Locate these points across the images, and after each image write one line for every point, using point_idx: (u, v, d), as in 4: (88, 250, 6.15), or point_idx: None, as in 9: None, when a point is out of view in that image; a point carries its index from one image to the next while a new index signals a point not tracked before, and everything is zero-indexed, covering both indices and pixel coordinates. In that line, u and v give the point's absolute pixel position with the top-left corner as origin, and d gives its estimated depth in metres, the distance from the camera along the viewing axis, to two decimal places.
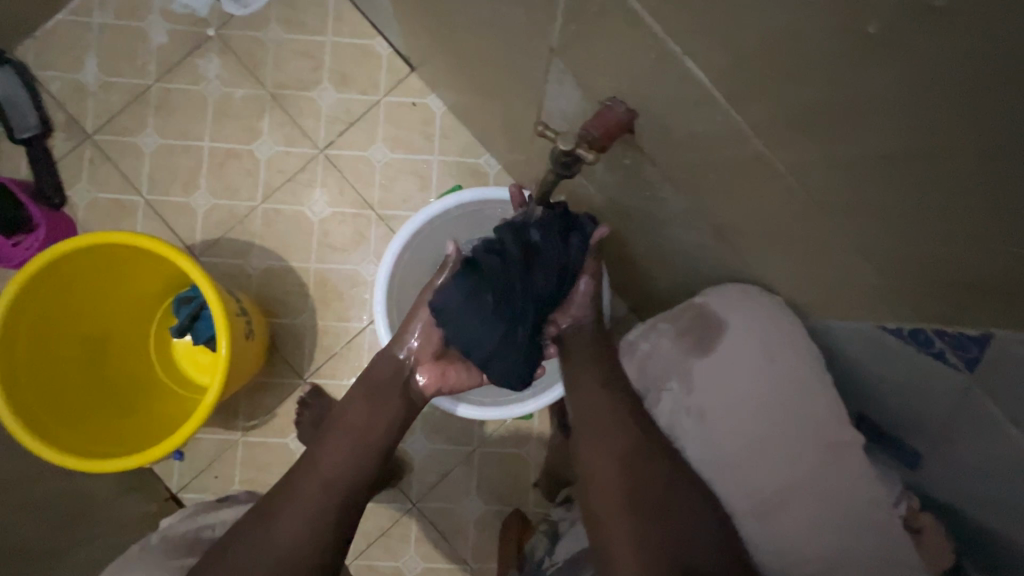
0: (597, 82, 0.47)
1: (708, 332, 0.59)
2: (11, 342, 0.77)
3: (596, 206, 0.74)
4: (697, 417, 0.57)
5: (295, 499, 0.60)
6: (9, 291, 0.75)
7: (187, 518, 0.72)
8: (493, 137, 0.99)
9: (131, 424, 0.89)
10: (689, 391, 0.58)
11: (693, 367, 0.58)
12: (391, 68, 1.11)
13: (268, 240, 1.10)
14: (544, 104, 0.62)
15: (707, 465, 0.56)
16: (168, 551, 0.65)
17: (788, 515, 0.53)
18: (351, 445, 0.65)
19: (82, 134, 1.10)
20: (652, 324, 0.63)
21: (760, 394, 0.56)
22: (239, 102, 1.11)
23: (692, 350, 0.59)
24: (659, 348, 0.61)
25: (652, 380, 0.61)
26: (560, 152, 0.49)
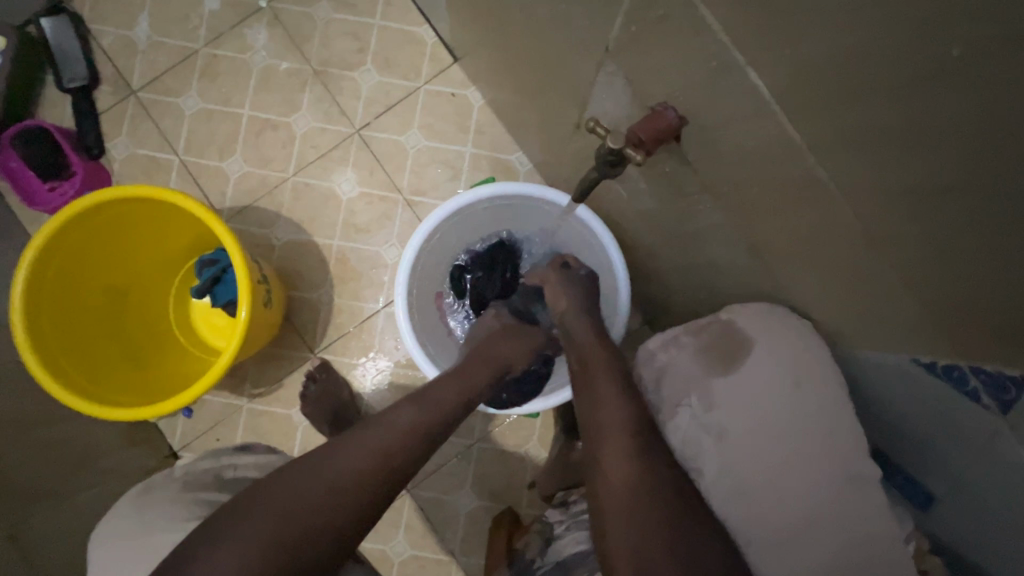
0: (651, 85, 0.47)
1: (731, 352, 0.58)
2: (43, 274, 0.79)
3: (628, 212, 0.74)
4: (716, 435, 0.56)
5: (325, 488, 0.56)
6: (51, 225, 0.77)
7: (211, 455, 0.75)
8: (528, 136, 0.99)
9: (140, 376, 0.89)
10: (709, 408, 0.56)
11: (712, 384, 0.57)
12: (435, 57, 1.12)
13: (295, 213, 1.11)
14: (590, 106, 0.62)
15: (722, 485, 0.54)
16: (188, 486, 0.69)
17: (803, 539, 0.51)
18: (368, 464, 0.58)
19: (127, 89, 1.12)
20: (674, 337, 0.61)
21: (784, 420, 0.54)
22: (283, 74, 1.12)
23: (713, 366, 0.58)
24: (677, 362, 0.60)
25: (670, 395, 0.59)
26: (608, 150, 0.51)
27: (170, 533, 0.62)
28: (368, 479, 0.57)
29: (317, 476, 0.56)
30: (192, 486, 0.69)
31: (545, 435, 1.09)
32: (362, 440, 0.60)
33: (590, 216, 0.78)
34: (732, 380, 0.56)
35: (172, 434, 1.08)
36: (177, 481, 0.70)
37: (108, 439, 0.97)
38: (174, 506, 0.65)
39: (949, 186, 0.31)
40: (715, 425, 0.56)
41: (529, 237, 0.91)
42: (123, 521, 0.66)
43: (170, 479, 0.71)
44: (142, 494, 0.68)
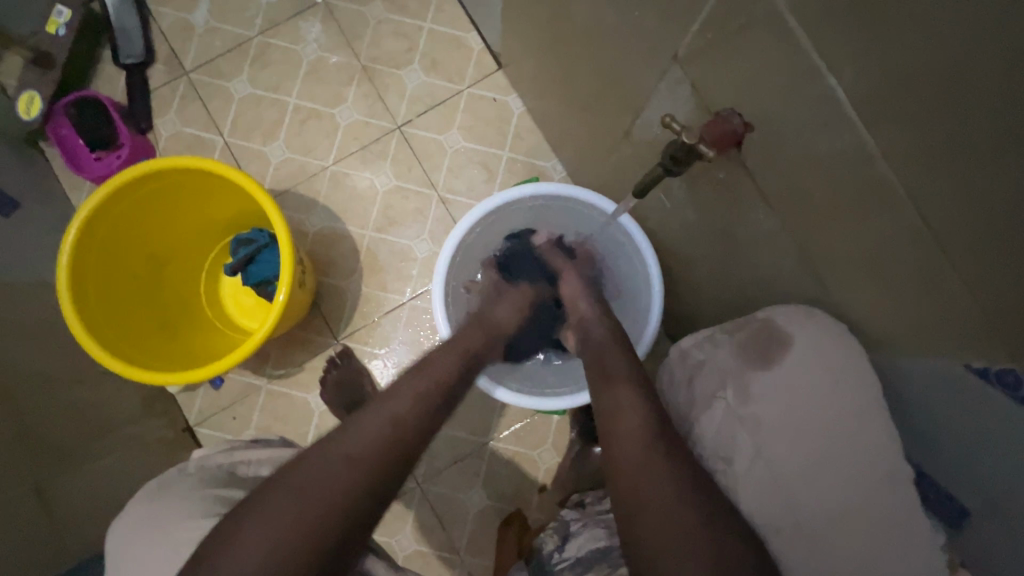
0: (718, 91, 0.50)
1: (771, 348, 0.54)
2: (87, 250, 0.81)
3: (669, 220, 0.76)
4: (751, 428, 0.53)
5: (328, 471, 0.56)
6: (100, 193, 0.79)
7: (228, 449, 0.71)
8: (567, 144, 1.02)
9: (169, 347, 0.90)
10: (746, 401, 0.53)
11: (750, 378, 0.54)
12: (480, 63, 1.16)
13: (332, 201, 1.13)
14: (647, 112, 0.64)
15: (754, 478, 0.52)
16: (202, 482, 0.65)
17: (837, 539, 0.49)
18: (374, 456, 0.57)
19: (180, 69, 1.15)
20: (711, 336, 0.59)
21: (824, 420, 0.51)
22: (332, 67, 1.16)
23: (752, 360, 0.55)
24: (715, 357, 0.57)
25: (704, 388, 0.56)
26: (681, 144, 0.52)
27: (189, 531, 0.59)
28: (374, 471, 0.57)
29: (327, 460, 0.56)
30: (208, 481, 0.65)
31: (559, 440, 1.10)
32: (362, 431, 0.59)
33: (633, 227, 0.80)
34: (771, 375, 0.53)
35: (189, 409, 1.09)
36: (192, 477, 0.66)
37: (129, 407, 0.98)
38: (186, 504, 0.62)
39: (1020, 194, 0.31)
40: (751, 418, 0.53)
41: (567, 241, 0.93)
42: (137, 514, 0.62)
43: (186, 472, 0.67)
44: (153, 492, 0.64)
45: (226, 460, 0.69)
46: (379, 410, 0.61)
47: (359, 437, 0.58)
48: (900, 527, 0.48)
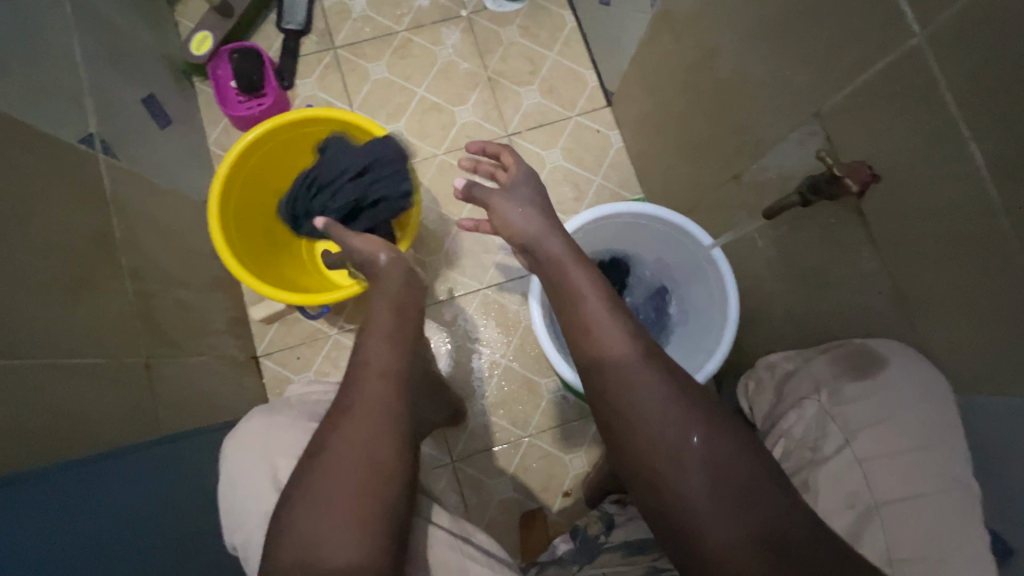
0: (853, 141, 0.59)
1: (865, 364, 0.58)
2: (235, 176, 0.90)
3: (758, 257, 0.85)
4: (841, 425, 0.56)
5: (354, 423, 0.59)
6: (247, 138, 0.88)
7: (322, 391, 0.85)
8: (661, 182, 1.13)
9: (277, 276, 0.98)
10: (838, 402, 0.57)
11: (843, 385, 0.58)
12: (592, 97, 1.29)
13: (434, 185, 1.24)
14: (770, 156, 0.74)
15: (840, 462, 0.55)
16: (301, 412, 0.78)
17: (907, 523, 0.50)
18: (376, 405, 0.61)
19: (330, 44, 1.30)
20: (805, 354, 0.65)
21: (908, 426, 0.53)
22: (461, 72, 1.30)
23: (847, 371, 0.59)
24: (810, 367, 0.62)
25: (795, 392, 0.62)
26: (827, 174, 0.61)
27: (293, 446, 0.72)
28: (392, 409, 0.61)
29: (349, 415, 0.60)
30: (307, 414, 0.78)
31: (592, 450, 1.15)
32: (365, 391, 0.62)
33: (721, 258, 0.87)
34: (865, 383, 0.57)
35: (259, 339, 1.16)
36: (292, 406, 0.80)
37: (217, 320, 1.05)
38: (287, 425, 0.75)
39: None
40: (840, 416, 0.56)
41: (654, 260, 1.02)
42: (245, 427, 0.75)
43: (288, 403, 0.81)
44: (261, 411, 0.78)
45: (321, 398, 0.83)
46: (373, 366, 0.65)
47: (363, 389, 0.62)
48: (964, 530, 0.48)
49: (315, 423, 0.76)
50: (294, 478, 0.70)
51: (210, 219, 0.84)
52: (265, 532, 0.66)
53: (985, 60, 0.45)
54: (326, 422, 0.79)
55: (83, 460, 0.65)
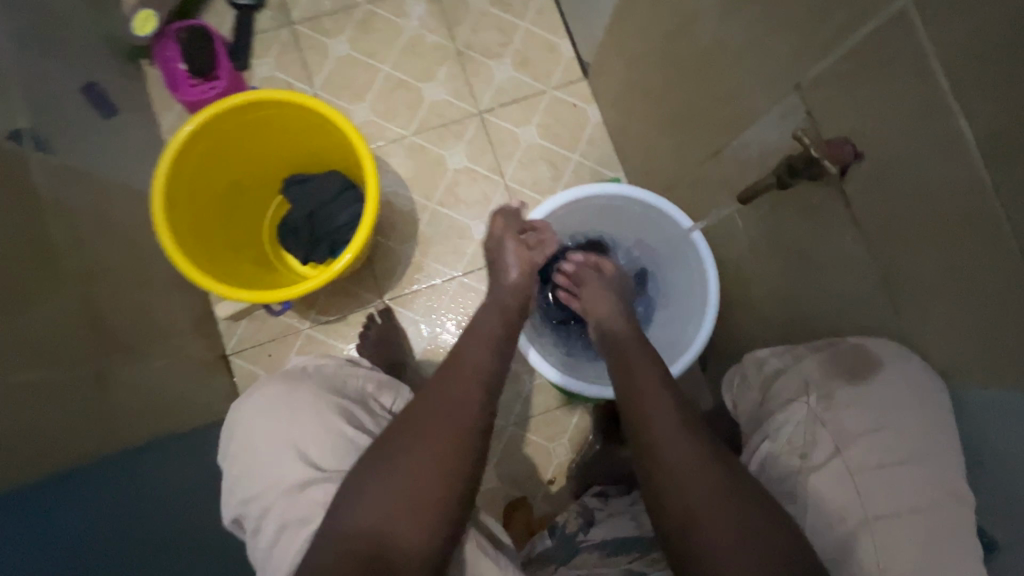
0: (838, 116, 0.54)
1: (859, 366, 0.55)
2: (181, 169, 0.84)
3: (739, 240, 0.80)
4: (833, 431, 0.52)
5: (439, 417, 0.63)
6: (199, 117, 0.81)
7: (341, 362, 0.77)
8: (641, 159, 1.07)
9: (238, 273, 0.93)
10: (830, 406, 0.53)
11: (836, 387, 0.55)
12: (567, 69, 1.22)
13: (404, 168, 1.18)
14: (749, 133, 0.69)
15: (832, 472, 0.51)
16: (323, 383, 0.72)
17: (902, 539, 0.47)
18: (461, 401, 0.65)
19: (286, 19, 1.21)
20: (793, 351, 0.62)
21: (906, 434, 0.50)
22: (428, 45, 1.22)
23: (840, 373, 0.56)
24: (801, 366, 0.59)
25: (783, 394, 0.58)
26: (805, 156, 0.56)
27: (320, 424, 0.67)
28: (462, 419, 0.64)
29: (435, 408, 0.64)
30: (327, 386, 0.71)
31: (577, 437, 1.13)
32: (452, 386, 0.66)
33: (702, 244, 0.83)
34: (859, 387, 0.54)
35: (228, 337, 1.11)
36: (314, 376, 0.72)
37: (181, 320, 1.01)
38: (314, 396, 0.69)
39: None
40: (833, 420, 0.53)
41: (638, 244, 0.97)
42: (263, 401, 0.68)
43: (306, 371, 0.74)
44: (287, 377, 0.71)
45: (339, 368, 0.76)
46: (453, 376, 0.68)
47: (440, 397, 0.65)
48: (955, 545, 0.47)
49: (340, 398, 0.70)
50: (325, 458, 0.65)
51: (154, 205, 0.79)
52: (294, 507, 0.62)
53: (979, 24, 0.39)
54: (349, 395, 0.73)
55: (27, 484, 0.61)
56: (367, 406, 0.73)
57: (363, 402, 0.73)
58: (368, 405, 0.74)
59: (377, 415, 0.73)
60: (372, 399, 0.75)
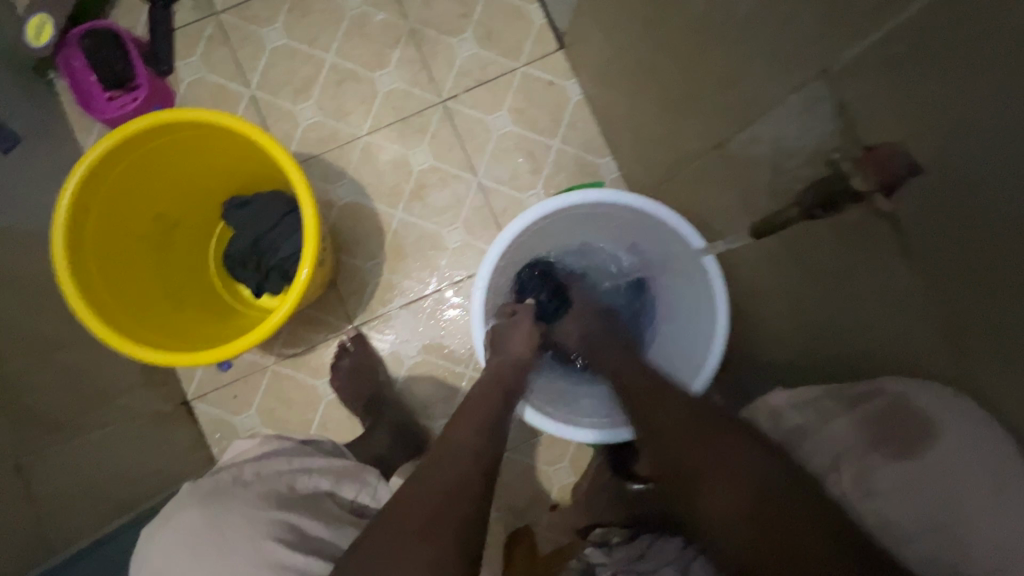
0: (884, 118, 0.41)
1: (904, 438, 0.48)
2: (85, 211, 0.71)
3: (750, 248, 0.67)
4: (873, 523, 0.49)
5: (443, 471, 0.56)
6: (106, 144, 0.68)
7: (287, 457, 0.67)
8: (630, 144, 0.92)
9: (178, 320, 0.82)
10: (868, 494, 0.49)
11: (873, 464, 0.49)
12: (539, 39, 1.04)
13: (362, 174, 1.04)
14: (760, 126, 0.54)
15: None
16: (262, 498, 0.59)
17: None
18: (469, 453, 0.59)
19: (210, 8, 1.04)
20: (821, 406, 0.55)
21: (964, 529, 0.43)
22: (376, 25, 1.05)
23: (877, 443, 0.49)
24: (831, 431, 0.53)
25: (814, 464, 0.53)
26: (847, 190, 0.45)
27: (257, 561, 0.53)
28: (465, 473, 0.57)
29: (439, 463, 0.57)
30: (267, 498, 0.59)
31: (578, 458, 1.03)
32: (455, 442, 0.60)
33: (711, 265, 0.71)
34: (903, 465, 0.48)
35: (188, 381, 1.01)
36: (250, 486, 0.61)
37: (127, 376, 0.90)
38: (247, 521, 0.55)
39: None
40: (874, 514, 0.48)
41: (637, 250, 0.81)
42: (184, 526, 0.55)
43: (241, 480, 0.62)
44: (218, 491, 0.59)
45: (288, 469, 0.65)
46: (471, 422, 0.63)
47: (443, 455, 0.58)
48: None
49: (284, 515, 0.58)
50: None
51: (53, 244, 0.67)
52: None
53: None
54: (299, 502, 0.61)
55: None
56: (320, 509, 0.62)
57: (316, 507, 0.62)
58: (324, 509, 0.62)
59: (335, 519, 0.62)
60: (328, 497, 0.65)
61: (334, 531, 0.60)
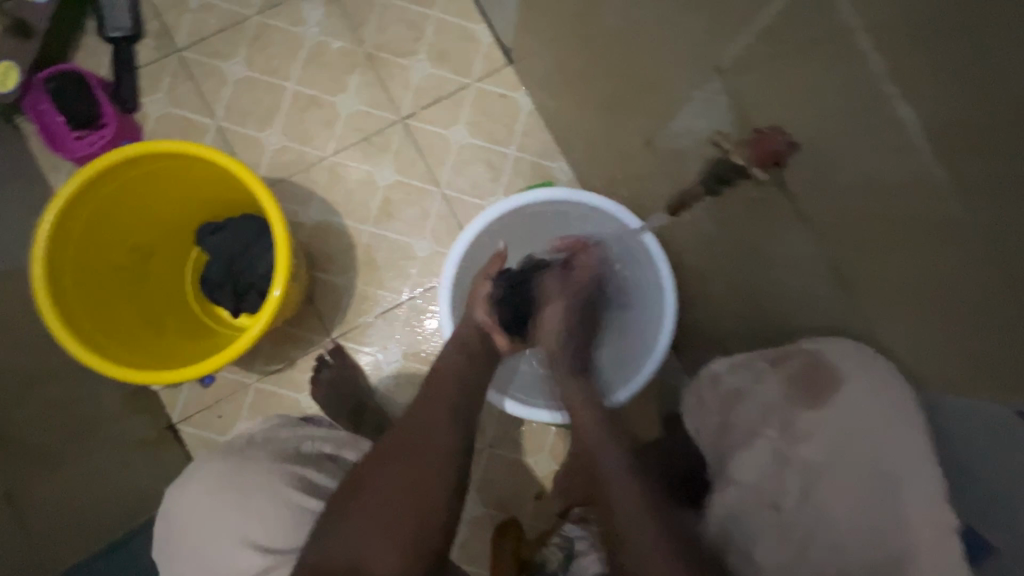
0: (768, 107, 0.48)
1: (818, 386, 0.52)
2: (63, 245, 0.75)
3: (687, 232, 0.74)
4: (799, 470, 0.52)
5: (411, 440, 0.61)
6: (76, 180, 0.72)
7: (291, 424, 0.70)
8: (579, 147, 0.99)
9: (159, 344, 0.85)
10: (793, 442, 0.52)
11: (796, 416, 0.53)
12: (489, 57, 1.12)
13: (330, 194, 1.09)
14: (678, 121, 0.62)
15: (804, 517, 0.51)
16: (274, 456, 0.64)
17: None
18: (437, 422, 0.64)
19: (171, 47, 1.09)
20: (752, 364, 0.58)
21: (873, 464, 0.48)
22: (334, 53, 1.11)
23: (798, 396, 0.53)
24: (759, 390, 0.56)
25: (746, 425, 0.57)
26: (730, 163, 0.54)
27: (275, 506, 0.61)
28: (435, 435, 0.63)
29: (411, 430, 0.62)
30: (280, 456, 0.65)
31: (558, 447, 1.08)
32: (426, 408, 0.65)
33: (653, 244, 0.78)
34: (820, 415, 0.51)
35: (173, 405, 1.01)
36: (260, 449, 0.65)
37: (111, 405, 0.93)
38: (264, 475, 0.62)
39: None
40: (798, 460, 0.52)
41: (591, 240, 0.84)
42: (209, 478, 0.62)
43: (253, 442, 0.66)
44: (230, 455, 0.63)
45: (295, 433, 0.68)
46: (437, 400, 0.67)
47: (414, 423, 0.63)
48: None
49: (297, 469, 0.64)
50: (278, 540, 0.60)
51: (35, 282, 0.71)
52: None
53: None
54: (308, 461, 0.67)
55: None
56: (329, 469, 0.67)
57: (324, 464, 0.68)
58: (331, 468, 0.68)
59: (344, 476, 0.68)
60: (331, 459, 0.69)
61: (341, 486, 0.66)
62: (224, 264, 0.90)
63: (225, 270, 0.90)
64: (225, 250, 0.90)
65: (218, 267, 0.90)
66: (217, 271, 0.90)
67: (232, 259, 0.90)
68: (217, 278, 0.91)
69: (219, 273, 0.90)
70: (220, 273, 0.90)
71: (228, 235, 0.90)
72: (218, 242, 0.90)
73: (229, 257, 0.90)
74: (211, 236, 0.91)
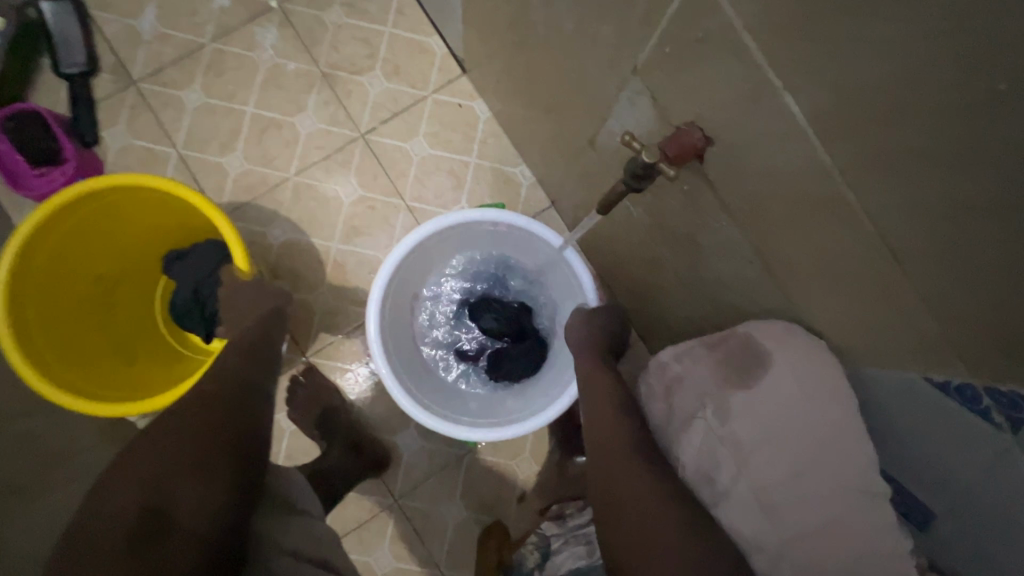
0: (683, 104, 0.50)
1: (749, 366, 0.56)
2: (23, 285, 0.76)
3: (635, 228, 0.76)
4: (731, 447, 0.55)
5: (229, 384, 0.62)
6: (34, 218, 0.73)
7: None
8: (535, 151, 1.01)
9: (130, 374, 0.86)
10: (724, 421, 0.55)
11: (729, 398, 0.56)
12: (443, 68, 1.13)
13: (295, 213, 1.10)
14: (611, 120, 0.64)
15: (738, 500, 0.53)
16: None
17: (811, 549, 0.50)
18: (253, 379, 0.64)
19: (128, 79, 1.10)
20: (689, 350, 0.62)
21: (800, 435, 0.52)
22: (290, 74, 1.12)
23: (730, 378, 0.57)
24: (693, 374, 0.60)
25: (685, 408, 0.59)
26: (639, 163, 0.54)
27: None
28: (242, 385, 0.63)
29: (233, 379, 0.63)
30: None
31: (538, 447, 1.09)
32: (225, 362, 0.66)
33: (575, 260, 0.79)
34: (749, 394, 0.55)
35: None
36: None
37: None
38: None
39: (972, 212, 0.33)
40: (729, 437, 0.55)
41: (514, 273, 0.93)
42: None
43: None
44: None
45: None
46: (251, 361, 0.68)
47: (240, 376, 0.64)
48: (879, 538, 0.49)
49: None
50: None
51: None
52: None
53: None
54: None
55: None
56: None
57: None
58: None
59: None
60: None
61: None
62: (188, 296, 0.90)
63: (190, 303, 0.91)
64: (190, 280, 0.90)
65: (182, 296, 0.91)
66: (183, 300, 0.91)
67: (194, 291, 0.90)
68: (182, 307, 0.91)
69: (185, 304, 0.91)
70: (182, 303, 0.91)
71: (191, 264, 0.90)
72: (181, 270, 0.90)
73: (193, 285, 0.90)
74: (173, 266, 0.91)
